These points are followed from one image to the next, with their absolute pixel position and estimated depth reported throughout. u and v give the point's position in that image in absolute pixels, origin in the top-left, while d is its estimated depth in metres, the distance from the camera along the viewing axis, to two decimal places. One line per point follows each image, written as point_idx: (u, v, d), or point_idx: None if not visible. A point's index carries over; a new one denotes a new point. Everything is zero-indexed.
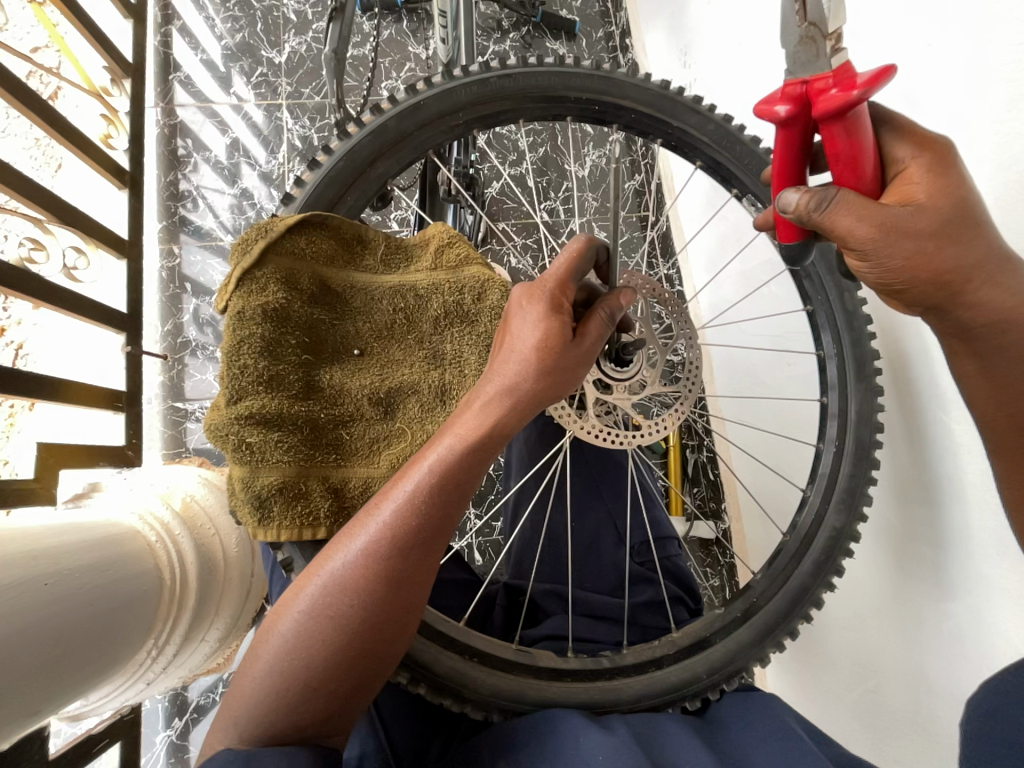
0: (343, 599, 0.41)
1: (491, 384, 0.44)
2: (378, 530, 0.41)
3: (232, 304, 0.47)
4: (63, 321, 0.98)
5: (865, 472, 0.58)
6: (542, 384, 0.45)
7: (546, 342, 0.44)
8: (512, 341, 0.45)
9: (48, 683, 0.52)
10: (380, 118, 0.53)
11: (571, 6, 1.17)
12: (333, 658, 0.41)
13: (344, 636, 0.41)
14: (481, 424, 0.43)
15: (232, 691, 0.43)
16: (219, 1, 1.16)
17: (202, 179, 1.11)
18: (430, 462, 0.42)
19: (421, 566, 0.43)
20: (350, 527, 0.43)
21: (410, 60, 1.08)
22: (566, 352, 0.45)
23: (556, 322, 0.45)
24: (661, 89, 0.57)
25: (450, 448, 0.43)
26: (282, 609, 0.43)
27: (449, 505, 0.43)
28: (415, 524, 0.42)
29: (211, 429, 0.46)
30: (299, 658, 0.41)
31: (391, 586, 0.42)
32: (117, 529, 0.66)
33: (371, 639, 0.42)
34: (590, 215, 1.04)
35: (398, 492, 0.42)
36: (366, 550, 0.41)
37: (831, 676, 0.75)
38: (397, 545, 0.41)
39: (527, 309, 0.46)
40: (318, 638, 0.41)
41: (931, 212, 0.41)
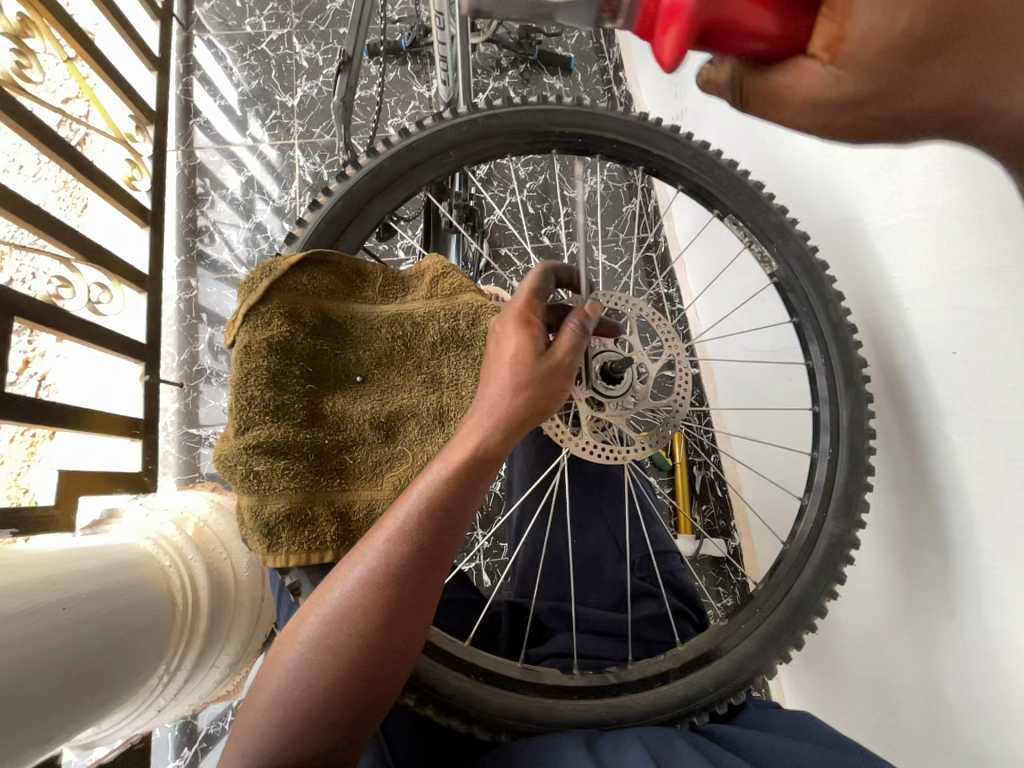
0: (348, 628, 0.42)
1: (482, 412, 0.46)
2: (377, 558, 0.42)
3: (239, 338, 0.50)
4: (87, 352, 1.03)
5: (861, 482, 0.58)
6: (533, 407, 0.46)
7: (532, 367, 0.46)
8: (490, 370, 0.47)
9: (69, 703, 0.53)
10: (375, 160, 0.57)
11: (567, 44, 1.23)
12: (337, 685, 0.42)
13: (347, 662, 0.42)
14: (474, 448, 0.44)
15: (243, 721, 0.44)
16: (237, 51, 1.25)
17: (219, 215, 1.17)
18: (420, 488, 0.44)
19: (418, 591, 0.43)
20: (351, 555, 0.44)
21: (413, 99, 1.14)
22: (554, 374, 0.47)
23: (541, 349, 0.47)
24: (640, 122, 0.61)
25: (440, 474, 0.44)
26: (289, 638, 0.44)
27: (444, 528, 0.44)
28: (414, 550, 0.43)
29: (221, 459, 0.48)
30: (305, 686, 0.41)
31: (394, 610, 0.43)
32: (133, 554, 0.68)
33: (378, 662, 0.43)
34: (589, 239, 1.07)
35: (392, 519, 0.44)
36: (362, 578, 0.43)
37: (850, 697, 0.73)
38: (397, 570, 0.42)
39: (509, 335, 0.47)
40: (322, 666, 0.42)
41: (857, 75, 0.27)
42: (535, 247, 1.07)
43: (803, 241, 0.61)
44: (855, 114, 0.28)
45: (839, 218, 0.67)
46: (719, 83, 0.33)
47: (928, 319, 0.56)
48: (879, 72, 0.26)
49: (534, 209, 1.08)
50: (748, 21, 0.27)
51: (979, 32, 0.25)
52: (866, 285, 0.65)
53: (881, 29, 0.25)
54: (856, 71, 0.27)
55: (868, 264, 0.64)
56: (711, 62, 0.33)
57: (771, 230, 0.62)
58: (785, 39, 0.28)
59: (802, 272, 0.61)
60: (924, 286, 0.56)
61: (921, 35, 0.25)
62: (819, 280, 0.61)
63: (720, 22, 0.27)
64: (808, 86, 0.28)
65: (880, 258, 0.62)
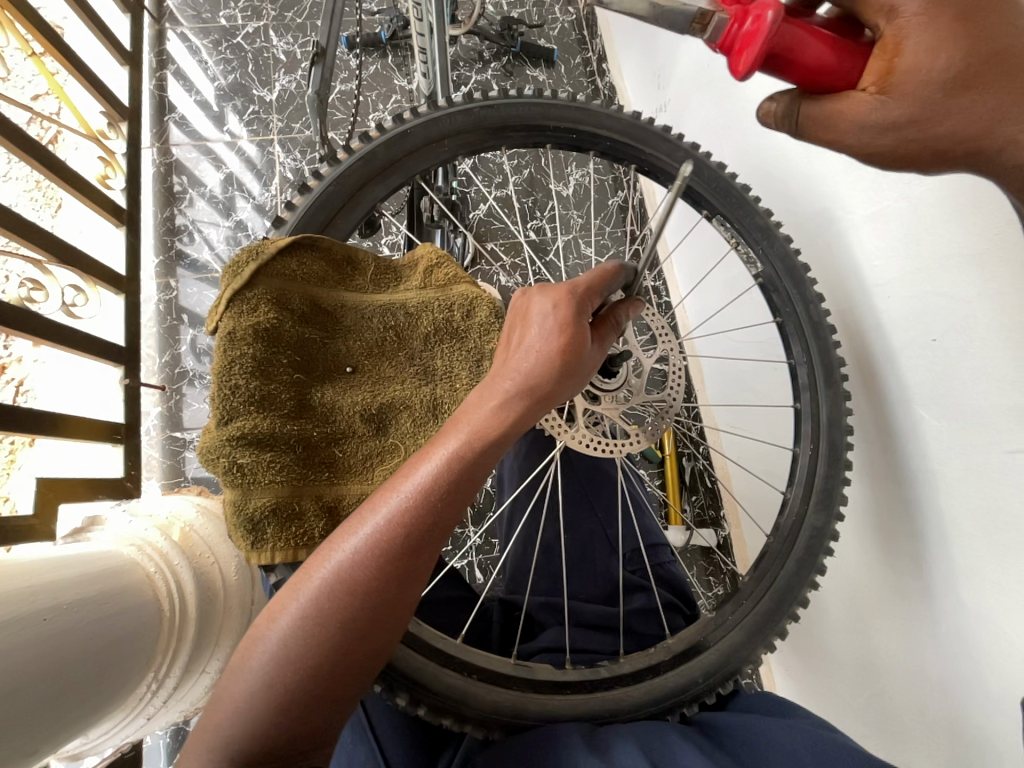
0: (355, 597, 0.41)
1: (508, 382, 0.45)
2: (395, 529, 0.42)
3: (223, 324, 0.48)
4: (65, 357, 1.01)
5: (840, 471, 0.59)
6: (564, 383, 0.47)
7: (564, 344, 0.46)
8: (531, 340, 0.47)
9: (52, 714, 0.52)
10: (368, 145, 0.55)
11: (549, 36, 1.23)
12: (336, 649, 0.41)
13: (350, 626, 0.42)
14: (499, 423, 0.44)
15: (221, 688, 0.43)
16: (212, 45, 1.21)
17: (198, 213, 1.14)
18: (449, 458, 0.43)
19: (429, 560, 0.44)
20: (364, 524, 0.43)
21: (395, 92, 1.12)
22: (584, 354, 0.47)
23: (578, 327, 0.47)
24: (632, 118, 0.61)
25: (470, 446, 0.44)
26: (282, 599, 0.43)
27: (464, 500, 0.44)
28: (431, 523, 0.43)
29: (203, 452, 0.47)
30: (304, 649, 0.41)
31: (402, 581, 0.43)
32: (116, 561, 0.67)
33: (376, 633, 0.43)
34: (575, 232, 1.07)
35: (415, 487, 0.43)
36: (377, 544, 0.42)
37: (837, 680, 0.75)
38: (411, 542, 0.42)
39: (562, 311, 0.47)
40: (322, 631, 0.41)
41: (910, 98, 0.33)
42: (521, 242, 1.06)
43: (785, 241, 0.61)
44: (894, 136, 0.34)
45: (816, 209, 0.68)
46: (776, 116, 0.38)
47: (904, 308, 0.57)
48: (922, 100, 0.33)
49: (520, 203, 1.08)
50: (815, 54, 0.33)
51: (998, 69, 0.32)
52: (844, 274, 0.66)
53: (925, 67, 0.32)
54: (902, 99, 0.33)
55: (844, 255, 0.65)
56: (769, 97, 0.38)
57: (755, 229, 0.62)
58: (840, 72, 0.33)
59: (783, 269, 0.62)
60: (901, 276, 0.57)
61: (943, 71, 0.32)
62: (801, 280, 0.61)
63: (788, 52, 0.33)
64: (858, 112, 0.34)
65: (858, 248, 0.62)
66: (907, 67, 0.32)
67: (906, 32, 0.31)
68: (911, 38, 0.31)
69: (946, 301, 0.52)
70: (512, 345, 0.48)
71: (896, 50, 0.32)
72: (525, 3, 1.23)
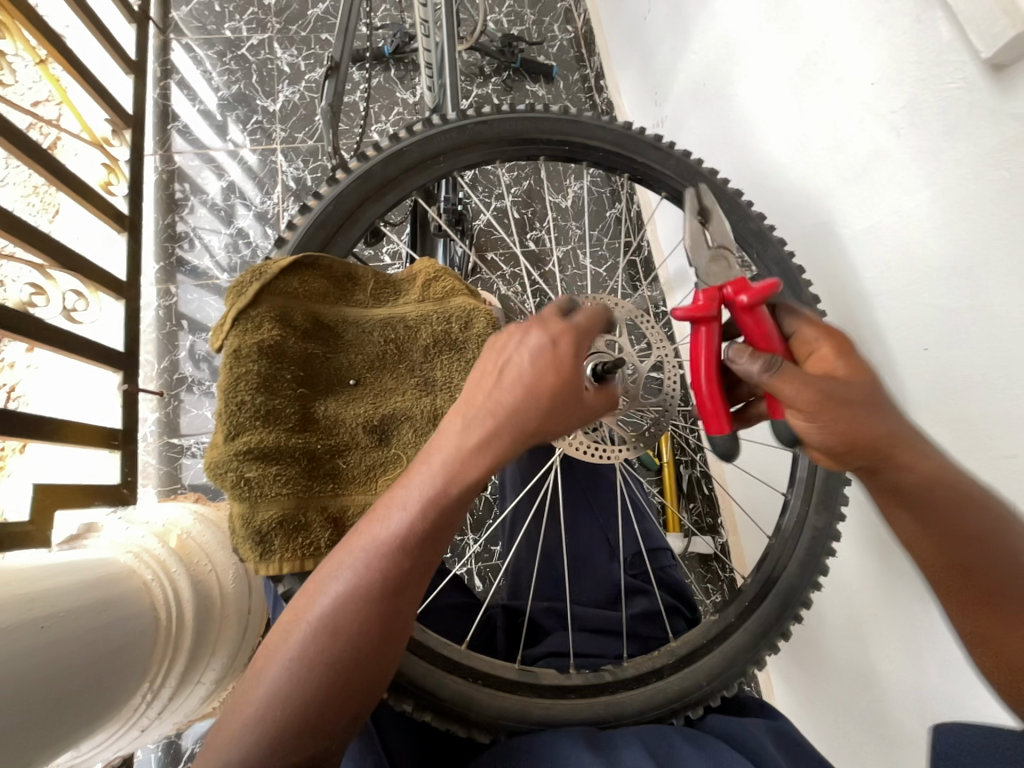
0: (336, 643, 0.42)
1: (477, 429, 0.43)
2: (372, 574, 0.42)
3: (228, 342, 0.49)
4: (61, 363, 1.00)
5: (841, 475, 0.60)
6: (537, 424, 0.45)
7: (540, 386, 0.43)
8: (491, 383, 0.44)
9: (47, 724, 0.51)
10: (366, 164, 0.57)
11: (548, 53, 1.26)
12: (327, 695, 0.42)
13: (337, 673, 0.42)
14: (470, 472, 0.43)
15: (216, 730, 0.43)
16: (216, 55, 1.23)
17: (199, 221, 1.15)
18: (418, 505, 0.43)
19: (406, 602, 0.44)
20: (341, 571, 0.43)
21: (397, 104, 1.14)
22: (561, 388, 0.44)
23: (547, 360, 0.43)
24: (623, 130, 0.63)
25: (437, 489, 0.43)
26: (271, 649, 0.43)
27: (437, 541, 0.44)
28: (406, 568, 0.43)
29: (210, 466, 0.47)
30: (293, 701, 0.41)
31: (383, 624, 0.43)
32: (114, 569, 0.66)
33: (361, 673, 0.43)
34: (575, 243, 1.09)
35: (384, 535, 0.43)
36: (352, 594, 0.42)
37: (835, 690, 0.75)
38: (386, 588, 0.43)
39: (523, 352, 0.44)
40: (309, 682, 0.41)
41: (855, 385, 0.42)
42: (522, 252, 1.08)
43: (780, 246, 0.63)
44: (838, 416, 0.41)
45: (813, 222, 0.70)
46: (744, 362, 0.43)
47: (901, 318, 0.59)
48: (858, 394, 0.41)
49: (519, 214, 1.10)
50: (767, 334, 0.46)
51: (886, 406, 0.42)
52: (840, 285, 0.67)
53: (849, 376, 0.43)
54: (844, 387, 0.41)
55: (842, 265, 0.66)
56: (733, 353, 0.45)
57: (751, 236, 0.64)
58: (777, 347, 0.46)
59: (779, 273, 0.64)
60: (897, 287, 0.59)
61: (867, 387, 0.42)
62: (797, 283, 0.63)
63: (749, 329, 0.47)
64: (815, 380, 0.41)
65: (853, 260, 0.64)
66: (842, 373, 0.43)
67: (830, 351, 0.44)
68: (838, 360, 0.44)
69: (947, 310, 0.53)
70: (473, 390, 0.45)
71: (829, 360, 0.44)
72: (525, 21, 1.26)
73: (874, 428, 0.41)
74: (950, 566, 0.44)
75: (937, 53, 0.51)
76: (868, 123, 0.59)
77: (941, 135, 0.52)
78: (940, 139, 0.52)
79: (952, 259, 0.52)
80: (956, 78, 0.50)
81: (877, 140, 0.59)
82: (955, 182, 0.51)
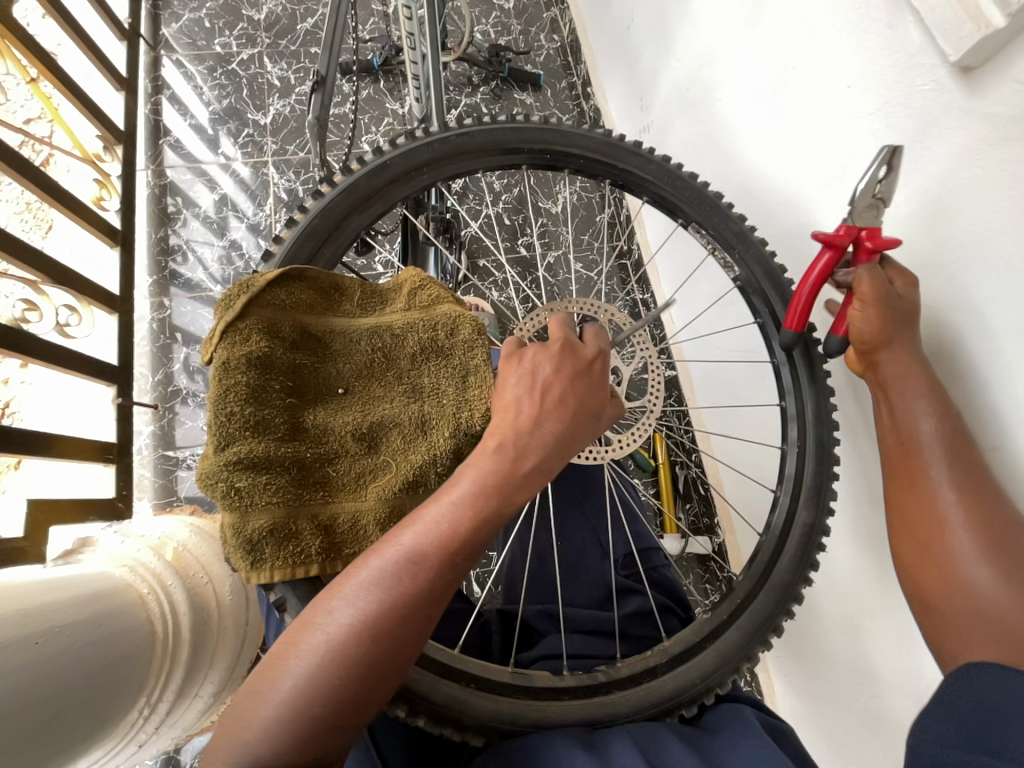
0: (373, 642, 0.42)
1: (526, 447, 0.48)
2: (416, 586, 0.43)
3: (217, 355, 0.49)
4: (57, 378, 1.01)
5: (828, 472, 0.61)
6: (578, 433, 0.51)
7: (581, 408, 0.51)
8: (540, 392, 0.50)
9: (44, 739, 0.51)
10: (350, 177, 0.58)
11: (535, 62, 1.27)
12: (354, 690, 0.42)
13: (366, 670, 0.42)
14: (517, 488, 0.47)
15: (233, 716, 0.42)
16: (207, 70, 1.25)
17: (192, 233, 1.15)
18: (466, 510, 0.45)
19: (440, 610, 0.45)
20: (384, 573, 0.43)
21: (387, 115, 1.16)
22: (596, 406, 0.52)
23: (586, 379, 0.52)
24: (604, 138, 0.64)
25: (483, 497, 0.45)
26: (299, 636, 0.42)
27: (475, 551, 0.46)
28: (447, 577, 0.44)
29: (201, 477, 0.48)
30: (322, 690, 0.41)
31: (418, 628, 0.44)
32: (109, 583, 0.66)
33: (387, 674, 0.43)
34: (565, 248, 1.10)
35: (433, 539, 0.44)
36: (394, 597, 0.42)
37: (834, 686, 0.76)
38: (428, 595, 0.44)
39: (567, 366, 0.52)
40: (339, 675, 0.41)
41: (906, 301, 0.52)
42: (514, 258, 1.09)
43: (762, 247, 0.64)
44: (881, 310, 0.52)
45: (795, 223, 0.71)
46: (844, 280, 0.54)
47: None
48: (904, 305, 0.52)
49: (510, 221, 1.11)
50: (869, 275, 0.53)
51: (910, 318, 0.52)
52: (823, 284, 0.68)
53: (909, 299, 0.52)
54: (897, 297, 0.52)
55: None
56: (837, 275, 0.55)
57: (733, 238, 0.65)
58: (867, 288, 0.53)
59: (762, 274, 0.65)
60: None
61: (914, 303, 0.52)
62: (780, 283, 0.64)
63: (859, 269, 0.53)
64: (880, 290, 0.52)
65: None
66: (908, 293, 0.52)
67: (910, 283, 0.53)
68: (910, 285, 0.53)
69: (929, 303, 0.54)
70: (521, 407, 0.49)
71: (906, 286, 0.53)
72: (511, 31, 1.28)
73: (894, 323, 0.52)
74: (902, 450, 0.52)
75: (909, 56, 0.52)
76: (844, 125, 0.61)
77: (915, 135, 0.53)
78: (914, 139, 0.53)
79: (931, 255, 0.54)
80: (929, 80, 0.51)
81: (854, 140, 0.60)
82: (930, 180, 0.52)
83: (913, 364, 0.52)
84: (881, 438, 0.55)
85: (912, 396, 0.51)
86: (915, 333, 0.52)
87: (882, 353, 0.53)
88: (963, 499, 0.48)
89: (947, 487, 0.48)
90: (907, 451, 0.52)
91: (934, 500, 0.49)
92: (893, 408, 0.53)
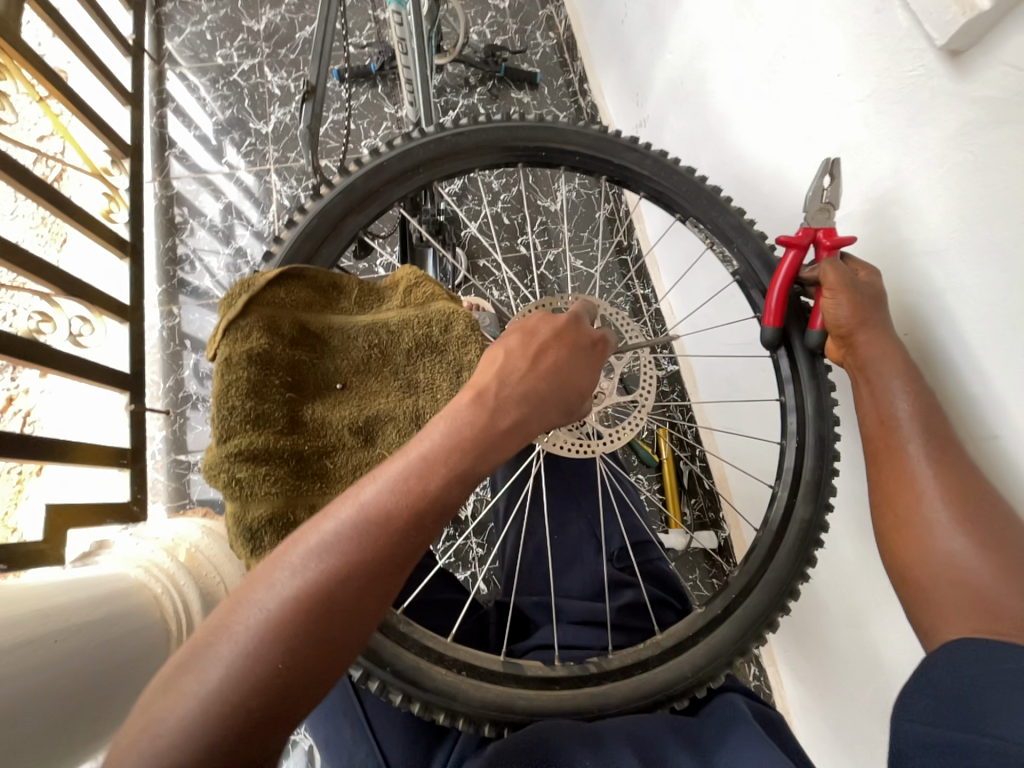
0: (322, 590, 0.36)
1: (504, 397, 0.45)
2: (378, 520, 0.38)
3: (220, 351, 0.50)
4: (72, 386, 1.04)
5: (829, 465, 0.61)
6: (559, 389, 0.49)
7: (567, 365, 0.50)
8: (522, 344, 0.49)
9: (64, 734, 0.53)
10: (348, 178, 0.59)
11: (532, 60, 1.28)
12: (295, 652, 0.35)
13: (311, 627, 0.35)
14: (493, 430, 0.43)
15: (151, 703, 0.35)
16: (210, 82, 1.27)
17: (199, 242, 1.18)
18: (437, 445, 0.41)
19: (403, 565, 0.39)
20: (345, 507, 0.39)
21: (385, 119, 1.17)
22: (579, 366, 0.51)
23: (573, 339, 0.52)
24: (599, 132, 0.64)
25: (454, 435, 0.42)
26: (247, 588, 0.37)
27: (447, 497, 0.41)
28: (413, 520, 0.39)
29: (205, 468, 0.50)
30: (260, 646, 0.34)
31: (377, 582, 0.38)
32: (125, 583, 0.68)
33: (336, 639, 0.36)
34: (565, 245, 1.11)
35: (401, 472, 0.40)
36: (352, 535, 0.37)
37: (841, 678, 0.75)
38: (387, 538, 0.38)
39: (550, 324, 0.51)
40: (279, 634, 0.35)
41: (872, 286, 0.54)
42: (514, 257, 1.10)
43: (760, 238, 0.64)
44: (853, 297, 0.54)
45: (790, 213, 0.71)
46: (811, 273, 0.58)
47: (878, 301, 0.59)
48: (873, 291, 0.54)
49: (509, 220, 1.12)
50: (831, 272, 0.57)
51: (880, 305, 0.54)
52: None
53: (876, 289, 0.55)
54: (864, 286, 0.54)
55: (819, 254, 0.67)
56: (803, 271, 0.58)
57: (730, 228, 0.65)
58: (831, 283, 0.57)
59: (757, 263, 0.65)
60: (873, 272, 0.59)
61: (881, 291, 0.55)
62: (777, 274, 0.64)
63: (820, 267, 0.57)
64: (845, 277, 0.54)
65: None
66: (873, 283, 0.55)
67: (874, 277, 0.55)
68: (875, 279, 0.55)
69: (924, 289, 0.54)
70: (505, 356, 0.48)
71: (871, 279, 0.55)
72: (508, 30, 1.29)
73: (865, 309, 0.54)
74: (884, 427, 0.53)
75: (896, 42, 0.52)
76: (835, 113, 0.61)
77: (906, 120, 0.53)
78: (905, 124, 0.53)
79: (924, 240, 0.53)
80: (916, 65, 0.51)
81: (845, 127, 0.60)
82: (920, 165, 0.52)
83: (889, 345, 0.53)
84: (862, 421, 0.56)
85: (889, 376, 0.52)
86: (885, 315, 0.54)
87: (859, 338, 0.54)
88: (938, 471, 0.49)
89: (922, 461, 0.50)
90: (887, 429, 0.53)
91: (912, 474, 0.50)
92: (873, 386, 0.53)
